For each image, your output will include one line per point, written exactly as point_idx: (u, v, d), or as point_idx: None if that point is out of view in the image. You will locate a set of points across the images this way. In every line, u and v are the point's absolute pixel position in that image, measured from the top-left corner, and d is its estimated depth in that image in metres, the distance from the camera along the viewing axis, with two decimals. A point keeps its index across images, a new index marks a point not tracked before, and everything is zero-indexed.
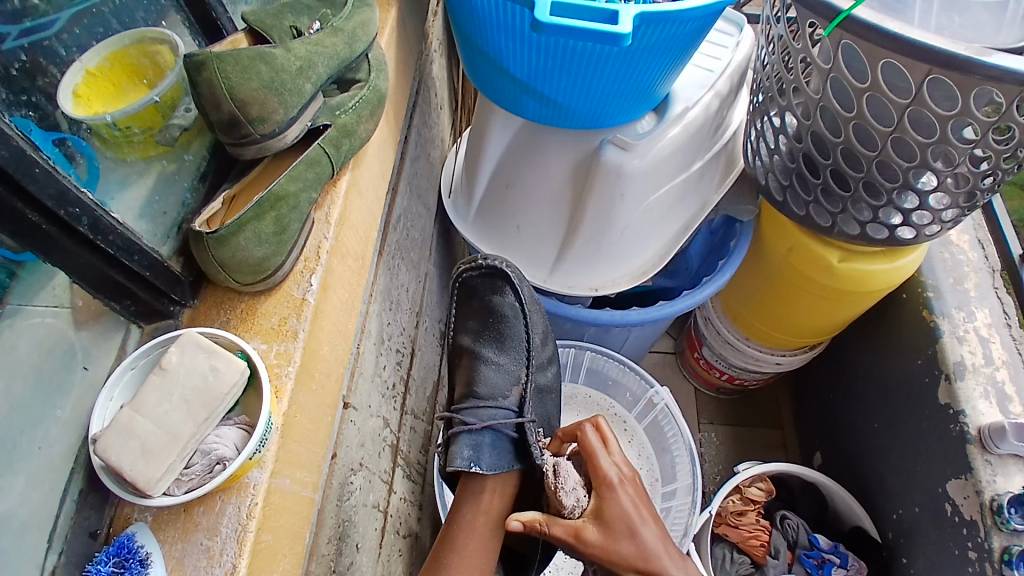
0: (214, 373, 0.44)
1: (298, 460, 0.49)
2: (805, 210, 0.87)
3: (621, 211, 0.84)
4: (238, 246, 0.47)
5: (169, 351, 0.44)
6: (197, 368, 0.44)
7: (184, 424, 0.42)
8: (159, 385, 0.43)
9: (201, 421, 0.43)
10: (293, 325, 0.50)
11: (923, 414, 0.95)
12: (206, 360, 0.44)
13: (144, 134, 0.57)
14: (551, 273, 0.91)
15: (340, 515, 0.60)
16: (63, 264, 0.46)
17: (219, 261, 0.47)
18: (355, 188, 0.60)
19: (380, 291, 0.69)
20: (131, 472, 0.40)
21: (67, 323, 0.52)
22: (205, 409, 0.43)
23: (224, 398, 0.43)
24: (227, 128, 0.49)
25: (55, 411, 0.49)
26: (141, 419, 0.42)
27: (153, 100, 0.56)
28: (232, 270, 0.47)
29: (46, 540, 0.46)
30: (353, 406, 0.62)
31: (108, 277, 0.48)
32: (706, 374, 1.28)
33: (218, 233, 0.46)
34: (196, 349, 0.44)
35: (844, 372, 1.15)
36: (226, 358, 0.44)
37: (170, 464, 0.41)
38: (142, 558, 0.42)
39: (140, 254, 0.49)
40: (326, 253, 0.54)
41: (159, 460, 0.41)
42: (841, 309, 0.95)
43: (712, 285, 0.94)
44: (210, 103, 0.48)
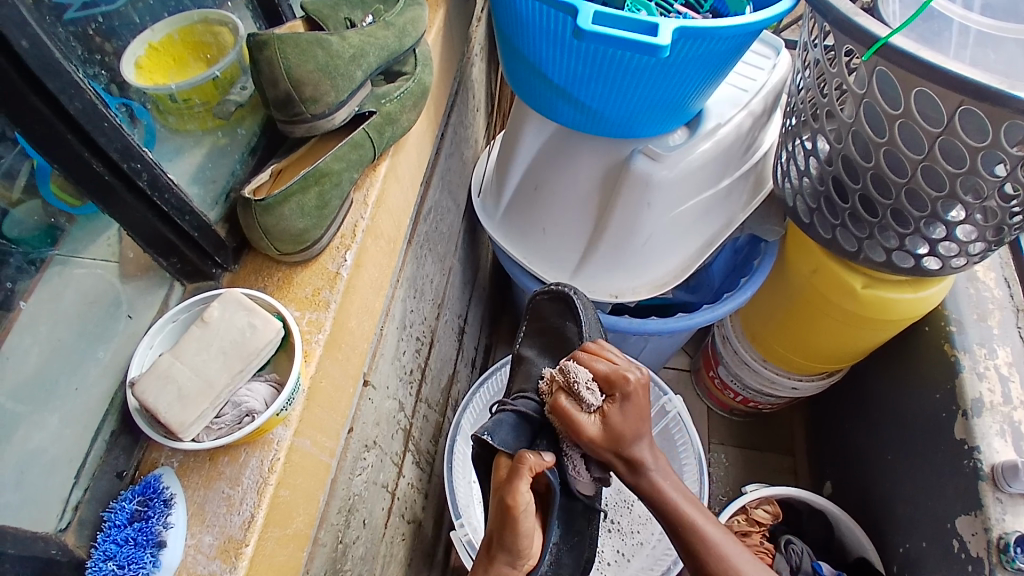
0: (251, 331, 0.46)
1: (319, 424, 0.51)
2: (831, 234, 0.87)
3: (647, 220, 0.85)
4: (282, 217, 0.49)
5: (212, 306, 0.47)
6: (236, 325, 0.46)
7: (219, 374, 0.44)
8: (199, 337, 0.45)
9: (235, 372, 0.45)
10: (326, 297, 0.52)
11: (937, 448, 0.94)
12: (245, 318, 0.47)
13: (204, 106, 0.60)
14: (574, 277, 0.93)
15: (352, 487, 0.62)
16: (120, 216, 0.49)
17: (263, 228, 0.49)
18: (393, 174, 0.63)
19: (406, 278, 0.72)
20: (166, 414, 0.43)
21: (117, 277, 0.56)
22: (239, 361, 0.45)
23: (258, 355, 0.46)
24: (281, 106, 0.52)
25: (98, 354, 0.53)
26: (179, 365, 0.44)
27: (214, 75, 0.60)
28: (273, 237, 0.50)
29: (74, 475, 0.48)
30: (372, 384, 0.64)
31: (159, 233, 0.51)
32: (720, 394, 1.28)
33: (266, 201, 0.49)
34: (237, 307, 0.47)
35: (860, 402, 1.14)
36: (263, 318, 0.47)
37: (204, 411, 0.43)
38: (165, 498, 0.44)
39: (191, 215, 0.52)
40: (362, 232, 0.57)
41: (193, 406, 0.43)
42: (861, 335, 0.95)
43: (732, 301, 0.94)
44: (268, 81, 0.51)
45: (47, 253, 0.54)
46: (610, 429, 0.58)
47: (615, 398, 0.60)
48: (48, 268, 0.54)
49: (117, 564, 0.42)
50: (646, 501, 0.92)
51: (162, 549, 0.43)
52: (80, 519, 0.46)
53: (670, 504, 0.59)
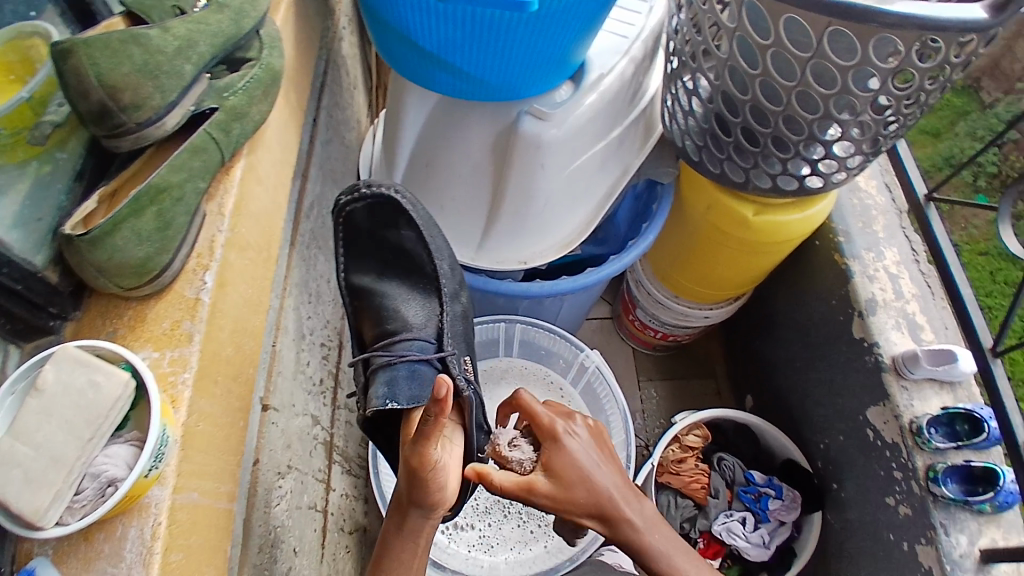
0: (94, 390, 0.41)
1: (205, 472, 0.47)
2: (720, 168, 0.89)
3: (544, 182, 0.83)
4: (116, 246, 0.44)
5: (42, 370, 0.41)
6: (74, 385, 0.41)
7: (68, 446, 0.40)
8: (37, 408, 0.40)
9: (85, 442, 0.40)
10: (187, 330, 0.47)
11: (839, 351, 1.01)
12: (84, 376, 0.41)
13: (11, 135, 0.50)
14: (481, 250, 0.90)
15: (270, 520, 0.59)
16: None
17: (93, 266, 0.44)
18: (252, 174, 0.57)
19: (294, 283, 0.67)
20: (16, 502, 0.38)
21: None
22: (88, 428, 0.40)
23: (108, 415, 0.41)
24: (97, 119, 0.45)
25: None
26: (19, 447, 0.40)
27: (24, 98, 0.50)
28: (108, 273, 0.45)
29: None
30: (273, 407, 0.60)
31: None
32: (641, 334, 1.33)
33: (88, 235, 0.43)
34: (72, 364, 0.41)
35: (766, 320, 1.21)
36: (106, 372, 0.41)
37: (57, 490, 0.39)
38: None
39: (8, 266, 0.47)
40: (221, 245, 0.51)
41: (44, 487, 0.39)
42: (761, 259, 0.99)
43: (638, 247, 0.96)
44: (76, 93, 0.43)
45: None
46: (562, 477, 0.67)
47: (544, 470, 0.68)
48: None
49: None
50: None
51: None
52: None
53: (644, 542, 0.65)
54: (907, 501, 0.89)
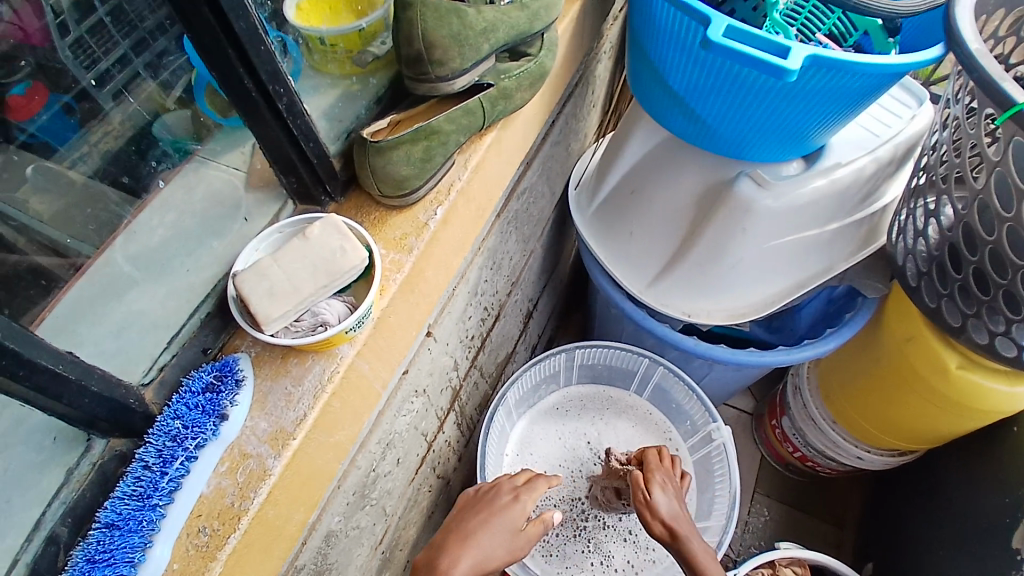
0: (341, 253, 0.45)
1: (383, 355, 0.53)
2: (936, 303, 0.82)
3: (738, 244, 0.83)
4: (387, 161, 0.50)
5: (313, 223, 0.46)
6: (330, 243, 0.45)
7: (307, 283, 0.44)
8: (298, 247, 0.45)
9: (320, 286, 0.44)
10: (401, 261, 0.52)
11: (989, 551, 0.84)
12: (338, 240, 0.46)
13: (346, 53, 0.60)
14: (648, 289, 0.93)
15: (396, 423, 0.70)
16: (260, 134, 0.49)
17: (372, 169, 0.50)
18: (497, 147, 0.61)
19: (488, 248, 0.77)
20: (256, 304, 0.43)
21: (242, 185, 0.59)
22: (326, 276, 0.45)
23: (343, 275, 0.45)
24: (411, 62, 0.51)
25: (208, 248, 0.58)
26: (277, 267, 0.44)
27: (360, 28, 0.60)
28: (380, 179, 0.51)
29: (166, 341, 0.50)
30: (434, 336, 0.70)
31: (285, 154, 0.50)
32: (779, 445, 1.33)
33: (379, 143, 0.50)
34: (334, 231, 0.46)
35: (924, 493, 1.05)
36: (354, 244, 0.46)
37: (286, 309, 0.43)
38: (237, 379, 0.47)
39: (315, 142, 0.51)
40: (456, 192, 0.57)
41: (280, 303, 0.43)
42: (944, 419, 0.90)
43: (812, 350, 0.91)
44: (404, 38, 0.50)
45: (185, 157, 0.62)
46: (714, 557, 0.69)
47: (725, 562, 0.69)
48: (186, 166, 0.62)
49: (183, 424, 0.45)
50: None
51: (222, 422, 0.45)
52: (160, 379, 0.48)
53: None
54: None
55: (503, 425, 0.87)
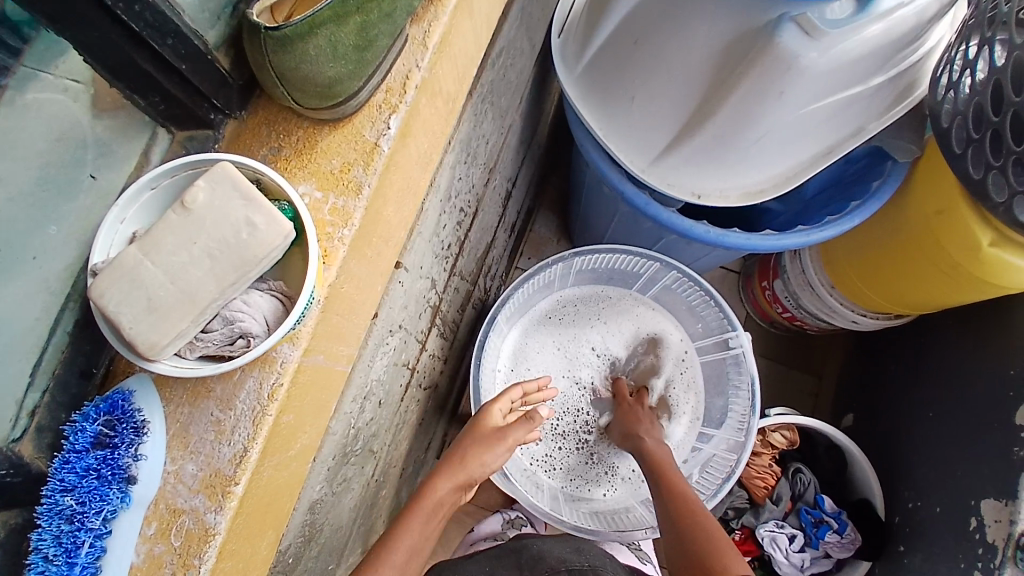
0: (249, 232, 0.30)
1: (343, 335, 0.40)
2: (982, 174, 0.69)
3: (770, 111, 0.67)
4: (306, 55, 0.30)
5: (195, 184, 0.29)
6: (229, 217, 0.30)
7: (204, 285, 0.29)
8: (177, 228, 0.29)
9: (228, 285, 0.29)
10: (351, 210, 0.36)
11: (988, 424, 0.85)
12: (242, 209, 0.30)
13: None
14: (651, 167, 0.78)
15: (372, 374, 0.58)
16: (81, 35, 0.33)
17: (277, 71, 0.31)
18: (465, 4, 0.42)
19: (460, 140, 0.59)
20: (131, 330, 0.29)
21: (83, 110, 0.38)
22: (234, 270, 0.29)
23: (257, 267, 0.29)
24: None
25: (57, 218, 0.38)
26: (152, 267, 0.29)
27: None
28: (291, 85, 0.32)
29: (30, 372, 0.37)
30: (404, 267, 0.56)
31: (132, 61, 0.34)
32: (765, 306, 1.25)
33: (281, 30, 0.29)
34: (231, 194, 0.30)
35: (915, 354, 1.04)
36: (267, 214, 0.30)
37: (182, 330, 0.29)
38: (136, 426, 0.34)
39: (176, 38, 0.35)
40: (416, 87, 0.38)
41: (167, 322, 0.29)
42: (954, 297, 0.83)
43: (832, 229, 0.79)
44: None
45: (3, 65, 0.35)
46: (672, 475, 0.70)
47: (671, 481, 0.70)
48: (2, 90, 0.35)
49: (77, 502, 0.33)
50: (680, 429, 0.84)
51: (132, 485, 0.34)
52: (38, 425, 0.37)
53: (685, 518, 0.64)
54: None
55: (497, 341, 0.81)
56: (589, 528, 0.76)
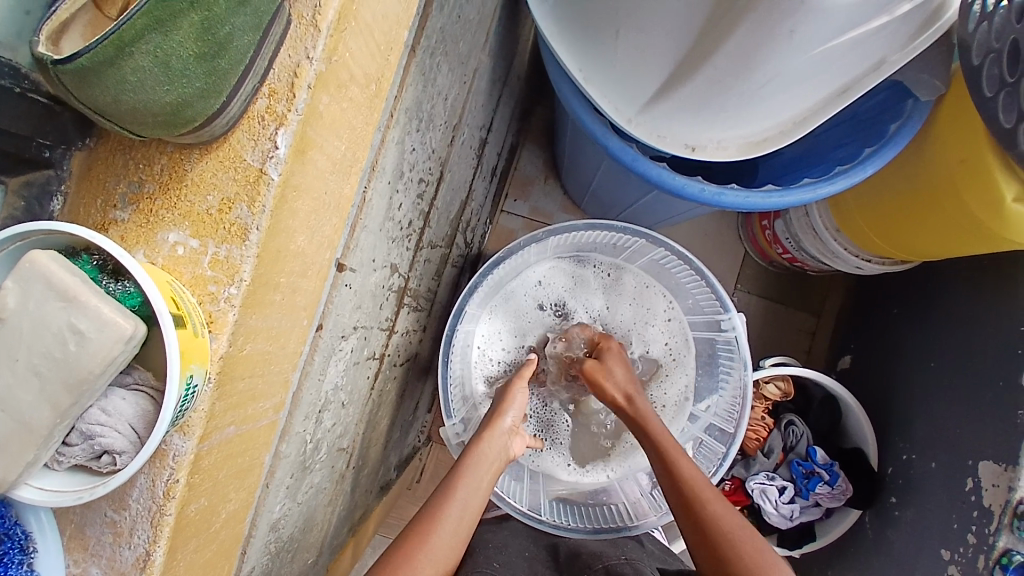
0: (78, 342, 0.24)
1: (255, 393, 0.34)
2: (1014, 123, 0.59)
3: (775, 55, 0.57)
4: (125, 82, 0.23)
5: (0, 287, 0.24)
6: (49, 326, 0.24)
7: (36, 411, 0.24)
8: None
9: (66, 408, 0.24)
10: (237, 260, 0.29)
11: (992, 383, 0.82)
12: (64, 313, 0.24)
13: None
14: (640, 115, 0.68)
15: (324, 386, 0.51)
16: None
17: (90, 107, 0.24)
18: None
19: (405, 109, 0.48)
20: None
21: None
22: (67, 392, 0.24)
23: (95, 383, 0.24)
24: None
25: None
26: None
27: None
28: (122, 120, 0.25)
29: None
30: (349, 268, 0.48)
31: None
32: (766, 246, 1.17)
33: (77, 63, 0.22)
34: (48, 294, 0.24)
35: (922, 298, 0.98)
36: (97, 317, 0.24)
37: (29, 461, 0.24)
38: (24, 545, 0.29)
39: None
40: (308, 87, 0.29)
41: (5, 458, 0.24)
42: (967, 250, 0.75)
43: (844, 180, 0.71)
44: None
45: None
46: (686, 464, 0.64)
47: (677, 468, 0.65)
48: None
49: None
50: (670, 404, 0.80)
51: None
52: None
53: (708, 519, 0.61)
54: (960, 565, 0.79)
55: (469, 327, 0.77)
56: (571, 523, 0.74)
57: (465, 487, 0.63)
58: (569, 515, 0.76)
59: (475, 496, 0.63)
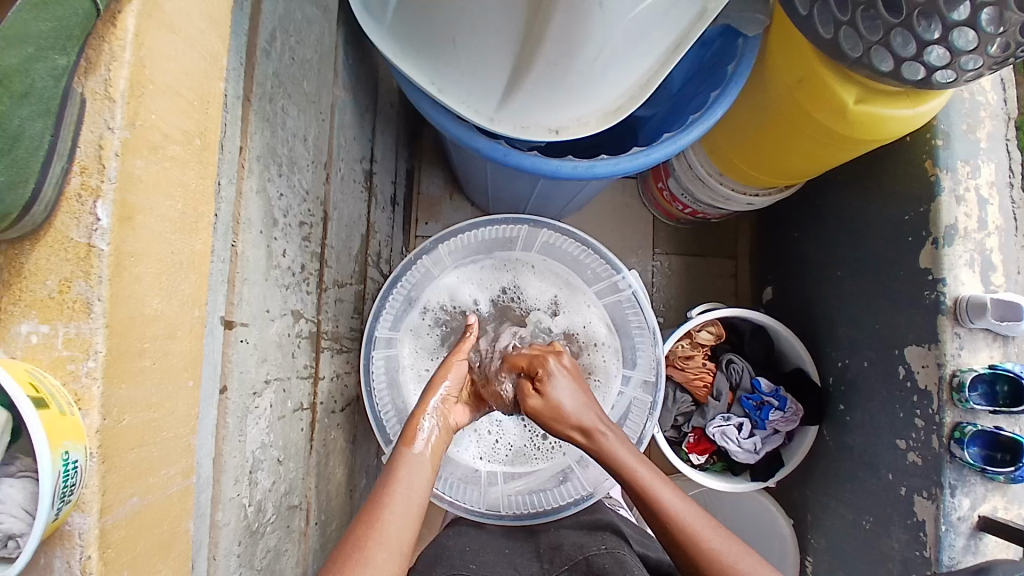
0: None
1: (153, 462, 0.34)
2: (833, 32, 0.64)
3: (596, 26, 0.61)
4: None
5: None
6: None
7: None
8: None
9: None
10: (88, 335, 0.29)
11: (897, 274, 0.87)
12: None
13: None
14: (499, 113, 0.71)
15: (247, 446, 0.51)
16: None
17: None
18: (159, 18, 0.32)
19: (256, 157, 0.49)
20: None
21: None
22: None
23: None
24: None
25: None
26: None
27: None
28: None
29: None
30: (239, 323, 0.48)
31: None
32: (668, 205, 1.22)
33: None
34: None
35: (814, 214, 1.05)
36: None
37: None
38: None
39: None
40: (118, 155, 0.30)
41: None
42: (833, 160, 0.82)
43: (699, 125, 0.76)
44: None
45: None
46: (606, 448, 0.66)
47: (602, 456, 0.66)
48: None
49: None
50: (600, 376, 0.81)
51: None
52: None
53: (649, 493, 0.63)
54: (917, 450, 0.84)
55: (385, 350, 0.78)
56: (534, 509, 0.78)
57: (401, 483, 0.60)
58: (531, 501, 0.79)
59: (413, 493, 0.59)
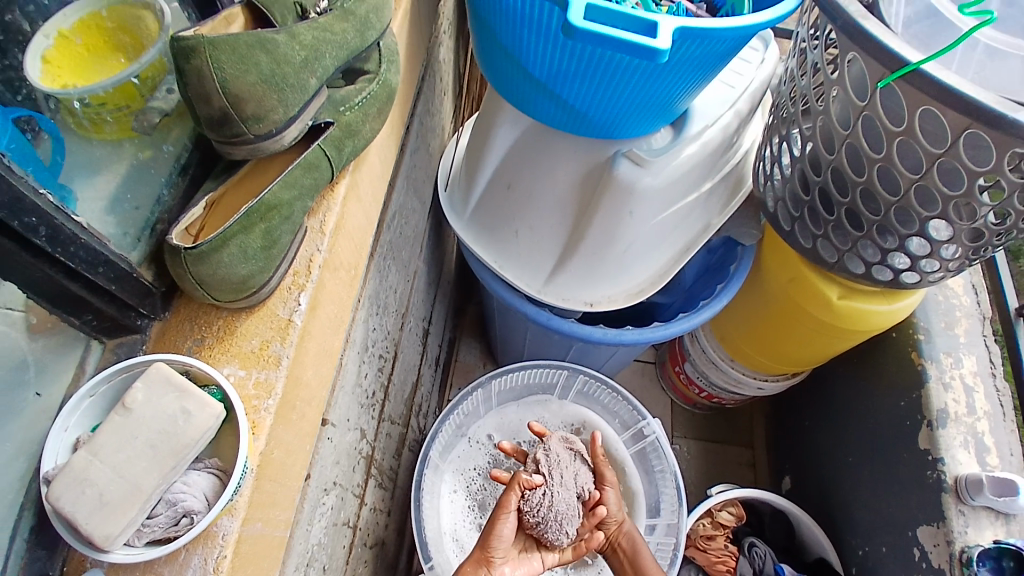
0: (184, 418, 0.36)
1: (277, 501, 0.42)
2: (812, 242, 0.83)
3: (628, 227, 0.80)
4: (221, 263, 0.38)
5: (133, 386, 0.36)
6: (164, 411, 0.36)
7: (147, 475, 0.35)
8: (121, 427, 0.36)
9: (168, 470, 0.35)
10: (273, 380, 0.41)
11: (901, 456, 0.94)
12: (175, 401, 0.37)
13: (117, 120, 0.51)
14: (546, 286, 0.87)
15: (310, 538, 0.58)
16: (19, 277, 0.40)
17: (197, 280, 0.38)
18: (354, 192, 0.50)
19: (368, 297, 0.65)
20: (86, 526, 0.34)
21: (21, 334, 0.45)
22: (172, 456, 0.36)
23: (192, 449, 0.36)
24: (216, 125, 0.41)
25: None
26: (99, 465, 0.35)
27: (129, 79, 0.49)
28: (210, 288, 0.39)
29: None
30: (331, 423, 0.59)
31: (66, 290, 0.42)
32: (685, 388, 1.33)
33: (197, 249, 0.37)
34: (165, 389, 0.37)
35: (823, 402, 1.14)
36: (199, 402, 0.37)
37: (132, 517, 0.34)
38: None
39: (105, 265, 0.43)
40: (319, 267, 0.45)
41: (118, 514, 0.34)
42: (829, 348, 0.95)
43: (708, 311, 0.91)
44: (198, 96, 0.39)
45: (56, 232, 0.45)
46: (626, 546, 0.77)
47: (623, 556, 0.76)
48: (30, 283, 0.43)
49: None
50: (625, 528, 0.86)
51: None
52: None
53: None
54: None
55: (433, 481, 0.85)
56: None
57: None
58: None
59: None
